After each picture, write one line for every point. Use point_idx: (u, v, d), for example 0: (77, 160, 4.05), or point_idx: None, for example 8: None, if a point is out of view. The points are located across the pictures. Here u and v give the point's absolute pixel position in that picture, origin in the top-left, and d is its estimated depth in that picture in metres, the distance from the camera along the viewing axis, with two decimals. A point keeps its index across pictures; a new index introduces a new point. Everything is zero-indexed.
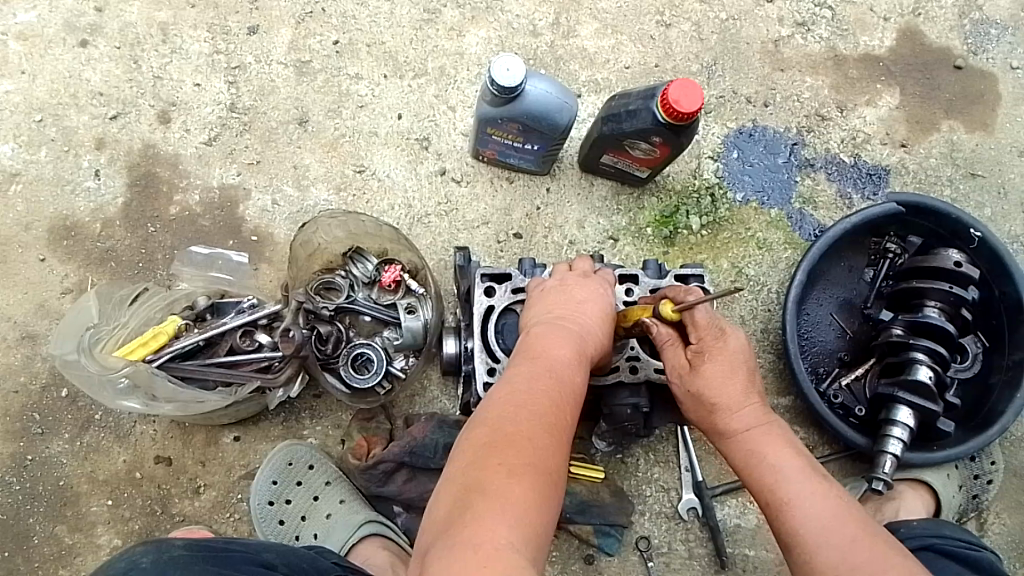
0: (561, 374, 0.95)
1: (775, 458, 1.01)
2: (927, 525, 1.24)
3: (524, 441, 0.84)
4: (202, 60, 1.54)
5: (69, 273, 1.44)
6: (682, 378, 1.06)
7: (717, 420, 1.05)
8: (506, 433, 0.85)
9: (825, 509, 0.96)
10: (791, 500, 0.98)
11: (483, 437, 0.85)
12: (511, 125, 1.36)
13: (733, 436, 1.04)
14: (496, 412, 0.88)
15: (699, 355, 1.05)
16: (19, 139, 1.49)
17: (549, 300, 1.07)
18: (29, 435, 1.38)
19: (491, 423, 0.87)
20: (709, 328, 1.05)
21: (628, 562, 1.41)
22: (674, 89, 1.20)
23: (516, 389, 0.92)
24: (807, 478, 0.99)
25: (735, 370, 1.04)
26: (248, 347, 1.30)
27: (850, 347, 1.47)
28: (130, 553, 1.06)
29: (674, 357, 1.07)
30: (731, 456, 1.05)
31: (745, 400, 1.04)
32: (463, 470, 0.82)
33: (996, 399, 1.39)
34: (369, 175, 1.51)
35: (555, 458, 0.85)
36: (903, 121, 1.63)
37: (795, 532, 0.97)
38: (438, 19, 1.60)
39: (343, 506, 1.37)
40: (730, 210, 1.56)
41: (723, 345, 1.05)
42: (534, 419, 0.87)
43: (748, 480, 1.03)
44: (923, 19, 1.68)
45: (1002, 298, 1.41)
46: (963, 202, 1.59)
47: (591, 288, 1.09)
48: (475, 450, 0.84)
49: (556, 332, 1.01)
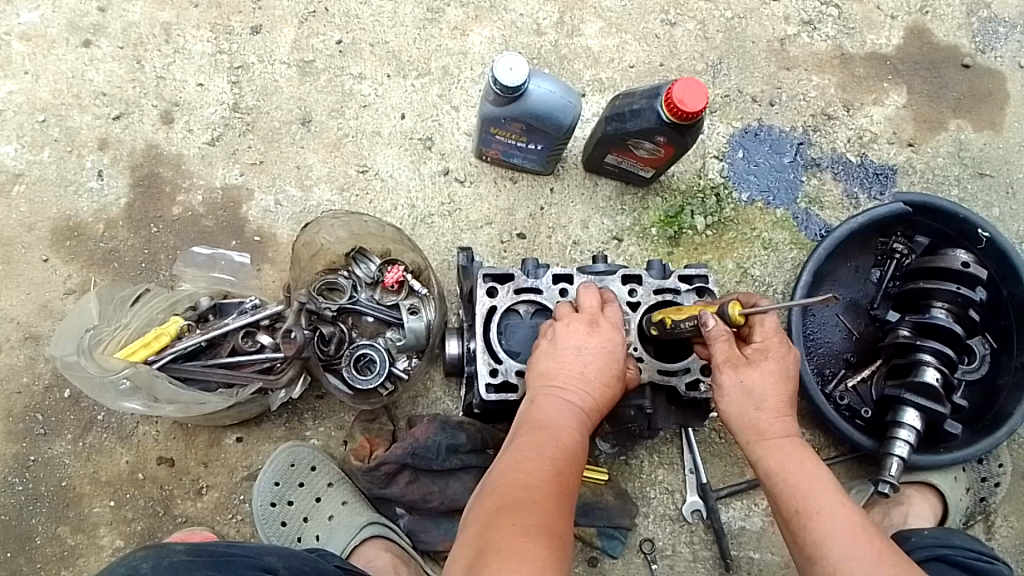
0: (565, 443, 0.96)
1: (808, 468, 0.99)
2: (937, 534, 1.23)
3: (531, 507, 0.86)
4: (205, 60, 1.54)
5: (71, 273, 1.44)
6: (736, 370, 1.02)
7: (756, 419, 1.01)
8: (514, 499, 0.87)
9: (852, 522, 0.94)
10: (822, 510, 0.95)
11: (491, 505, 0.87)
12: (514, 125, 1.35)
13: (770, 438, 1.01)
14: (504, 480, 0.90)
15: (759, 353, 1.03)
16: (22, 140, 1.49)
17: (551, 353, 1.04)
18: (31, 436, 1.38)
19: (499, 492, 0.88)
20: (777, 334, 1.04)
21: (632, 564, 1.40)
22: (679, 89, 1.19)
23: (522, 458, 0.93)
24: (834, 490, 0.97)
25: (787, 377, 1.03)
26: (250, 348, 1.30)
27: (856, 348, 1.46)
28: (130, 557, 1.06)
29: (727, 350, 1.03)
30: (759, 461, 1.01)
31: (787, 407, 1.03)
32: (475, 535, 0.84)
33: (1003, 400, 1.37)
34: (372, 175, 1.51)
35: (563, 523, 0.86)
36: (910, 121, 1.62)
37: (823, 542, 0.93)
38: (442, 18, 1.59)
39: (345, 507, 1.37)
40: (735, 210, 1.55)
41: (784, 351, 1.04)
42: (539, 489, 0.88)
43: (776, 488, 0.99)
44: (931, 17, 1.66)
45: (1010, 299, 1.40)
46: (971, 203, 1.58)
47: (598, 337, 1.04)
48: (483, 518, 0.85)
49: (559, 397, 1.00)
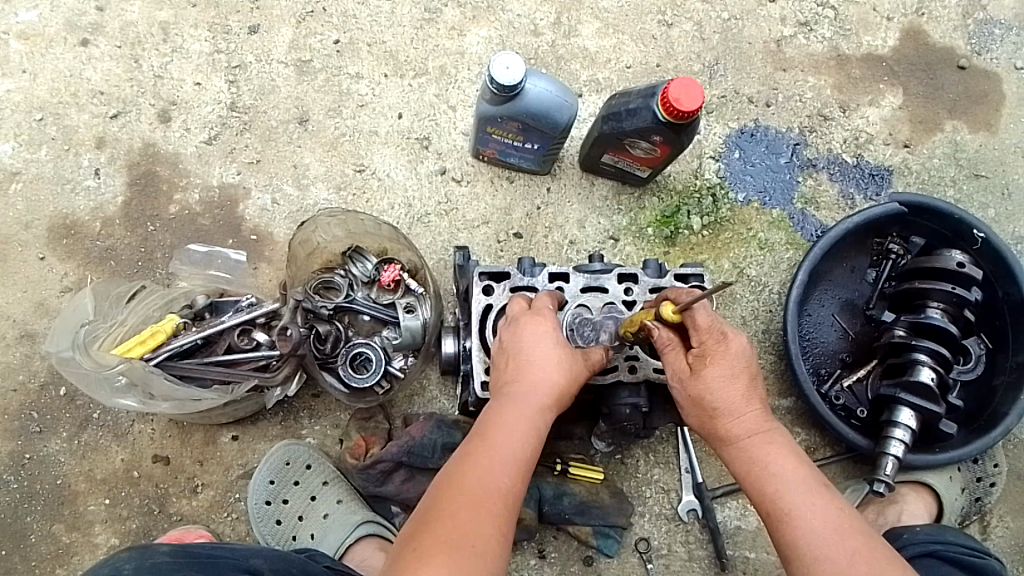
0: (512, 439, 0.96)
1: (775, 468, 0.97)
2: (931, 531, 1.22)
3: (450, 521, 0.86)
4: (203, 59, 1.54)
5: (68, 271, 1.44)
6: (682, 383, 1.02)
7: (716, 423, 1.01)
8: (449, 511, 0.88)
9: (825, 523, 0.93)
10: (793, 511, 0.94)
11: (417, 521, 0.88)
12: (511, 124, 1.35)
13: (735, 442, 1.00)
14: (443, 485, 0.91)
15: (700, 358, 1.02)
16: (20, 138, 1.49)
17: (507, 355, 1.07)
18: (27, 434, 1.38)
19: (429, 502, 0.90)
20: (710, 332, 1.01)
21: (628, 564, 1.40)
22: (675, 88, 1.19)
23: (466, 460, 0.93)
24: (807, 489, 0.96)
25: (735, 373, 1.00)
26: (246, 346, 1.30)
27: (851, 348, 1.46)
28: (115, 558, 1.06)
29: (675, 360, 1.04)
30: (731, 463, 1.01)
31: (746, 404, 1.00)
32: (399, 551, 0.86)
33: (999, 401, 1.37)
34: (369, 174, 1.51)
35: (498, 532, 0.87)
36: (907, 122, 1.62)
37: (795, 545, 0.93)
38: (439, 18, 1.59)
39: (340, 506, 1.36)
40: (732, 210, 1.55)
41: (725, 347, 1.01)
42: (478, 493, 0.89)
43: (748, 489, 0.99)
44: (927, 19, 1.67)
45: (1005, 300, 1.40)
46: (967, 204, 1.58)
47: (539, 329, 1.07)
48: (422, 526, 0.87)
49: (510, 395, 1.01)
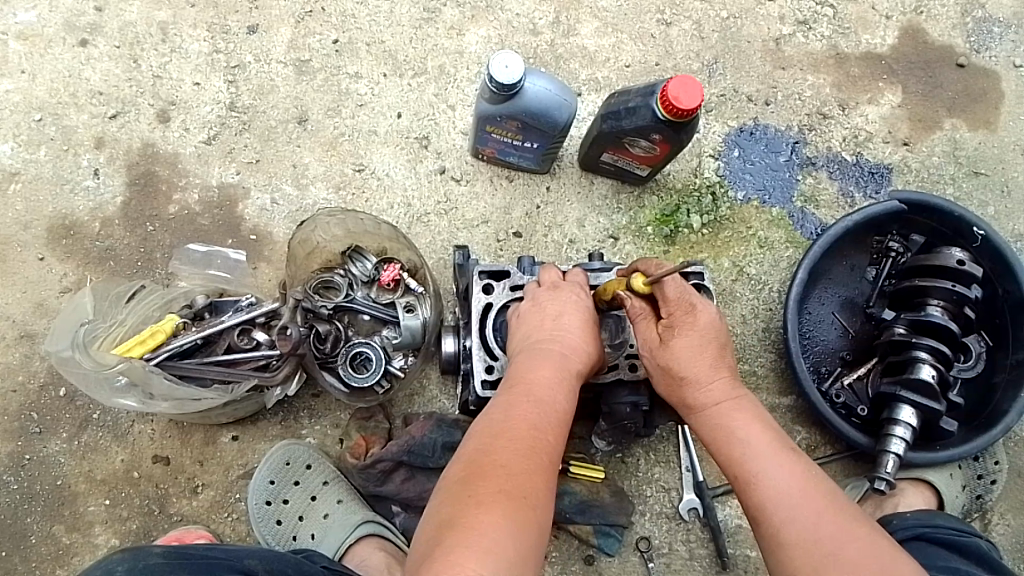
0: (540, 398, 0.95)
1: (741, 432, 0.98)
2: (919, 515, 1.24)
3: (496, 473, 0.84)
4: (202, 59, 1.54)
5: (68, 271, 1.44)
6: (651, 353, 1.04)
7: (684, 392, 1.02)
8: (479, 465, 0.85)
9: (793, 482, 0.93)
10: (757, 474, 0.95)
11: (459, 475, 0.85)
12: (510, 123, 1.35)
13: (701, 410, 1.01)
14: (473, 445, 0.89)
15: (668, 329, 1.03)
16: (19, 138, 1.49)
17: (529, 324, 1.07)
18: (26, 435, 1.38)
19: (468, 459, 0.87)
20: (678, 302, 1.03)
21: (629, 563, 1.40)
22: (673, 86, 1.19)
23: (495, 419, 0.92)
24: (772, 451, 0.96)
25: (704, 345, 1.01)
26: (245, 345, 1.29)
27: (851, 346, 1.46)
28: (107, 561, 1.05)
29: (645, 331, 1.05)
30: (701, 431, 1.02)
31: (714, 373, 1.01)
32: (441, 507, 0.83)
33: (999, 398, 1.37)
34: (368, 173, 1.51)
35: (534, 484, 0.84)
36: (906, 120, 1.62)
37: (761, 509, 0.94)
38: (438, 17, 1.59)
39: (340, 506, 1.36)
40: (731, 209, 1.55)
41: (693, 319, 1.02)
42: (509, 446, 0.87)
43: (717, 455, 1.00)
44: (926, 17, 1.67)
45: (1005, 297, 1.40)
46: (966, 201, 1.58)
47: (561, 298, 1.08)
48: (453, 484, 0.85)
49: (545, 357, 1.01)
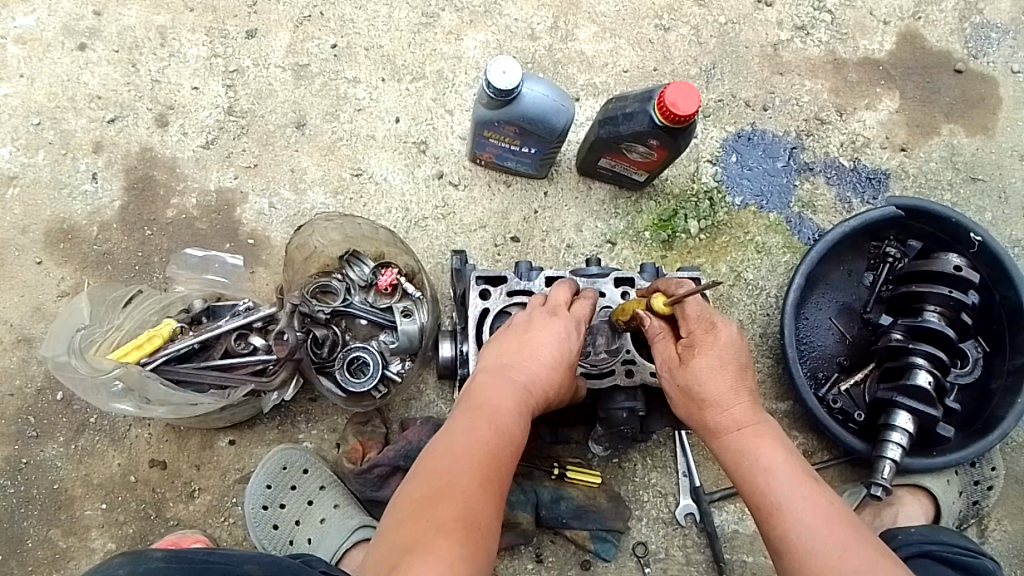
0: (502, 421, 0.92)
1: (763, 459, 0.95)
2: (924, 531, 1.23)
3: (457, 496, 0.81)
4: (200, 64, 1.54)
5: (65, 275, 1.44)
6: (671, 373, 1.03)
7: (705, 416, 1.00)
8: (438, 486, 0.82)
9: (818, 513, 0.90)
10: (781, 504, 0.92)
11: (416, 495, 0.82)
12: (508, 128, 1.35)
13: (724, 434, 0.99)
14: (431, 463, 0.86)
15: (688, 349, 1.02)
16: (17, 142, 1.49)
17: (511, 337, 1.05)
18: (23, 439, 1.38)
19: (427, 477, 0.84)
20: (699, 321, 1.02)
21: (626, 568, 1.40)
22: (671, 92, 1.19)
23: (455, 436, 0.89)
24: (796, 481, 0.93)
25: (724, 364, 0.99)
26: (243, 350, 1.28)
27: (849, 351, 1.46)
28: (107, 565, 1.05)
29: (665, 351, 1.05)
30: (722, 457, 0.99)
31: (735, 395, 0.99)
32: (397, 527, 0.79)
33: (996, 404, 1.37)
34: (366, 178, 1.51)
35: (488, 511, 0.82)
36: (904, 125, 1.62)
37: (785, 537, 0.90)
38: (436, 22, 1.59)
39: (337, 510, 1.37)
40: (729, 214, 1.55)
41: (713, 337, 1.00)
42: (467, 468, 0.84)
43: (738, 482, 0.97)
44: (923, 23, 1.67)
45: (1003, 303, 1.40)
46: (964, 207, 1.58)
47: (547, 318, 1.06)
48: (410, 504, 0.81)
49: (510, 377, 0.98)
